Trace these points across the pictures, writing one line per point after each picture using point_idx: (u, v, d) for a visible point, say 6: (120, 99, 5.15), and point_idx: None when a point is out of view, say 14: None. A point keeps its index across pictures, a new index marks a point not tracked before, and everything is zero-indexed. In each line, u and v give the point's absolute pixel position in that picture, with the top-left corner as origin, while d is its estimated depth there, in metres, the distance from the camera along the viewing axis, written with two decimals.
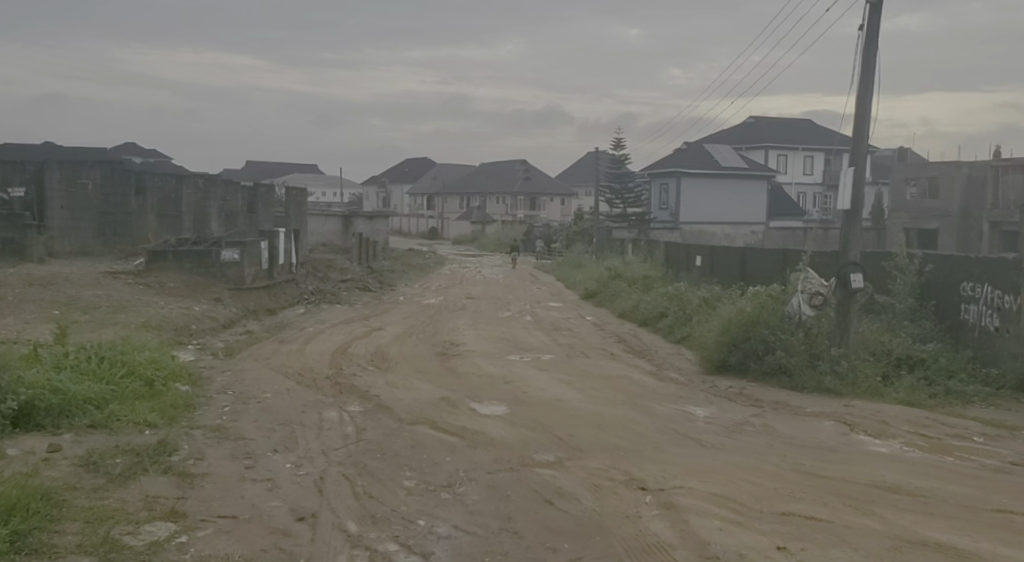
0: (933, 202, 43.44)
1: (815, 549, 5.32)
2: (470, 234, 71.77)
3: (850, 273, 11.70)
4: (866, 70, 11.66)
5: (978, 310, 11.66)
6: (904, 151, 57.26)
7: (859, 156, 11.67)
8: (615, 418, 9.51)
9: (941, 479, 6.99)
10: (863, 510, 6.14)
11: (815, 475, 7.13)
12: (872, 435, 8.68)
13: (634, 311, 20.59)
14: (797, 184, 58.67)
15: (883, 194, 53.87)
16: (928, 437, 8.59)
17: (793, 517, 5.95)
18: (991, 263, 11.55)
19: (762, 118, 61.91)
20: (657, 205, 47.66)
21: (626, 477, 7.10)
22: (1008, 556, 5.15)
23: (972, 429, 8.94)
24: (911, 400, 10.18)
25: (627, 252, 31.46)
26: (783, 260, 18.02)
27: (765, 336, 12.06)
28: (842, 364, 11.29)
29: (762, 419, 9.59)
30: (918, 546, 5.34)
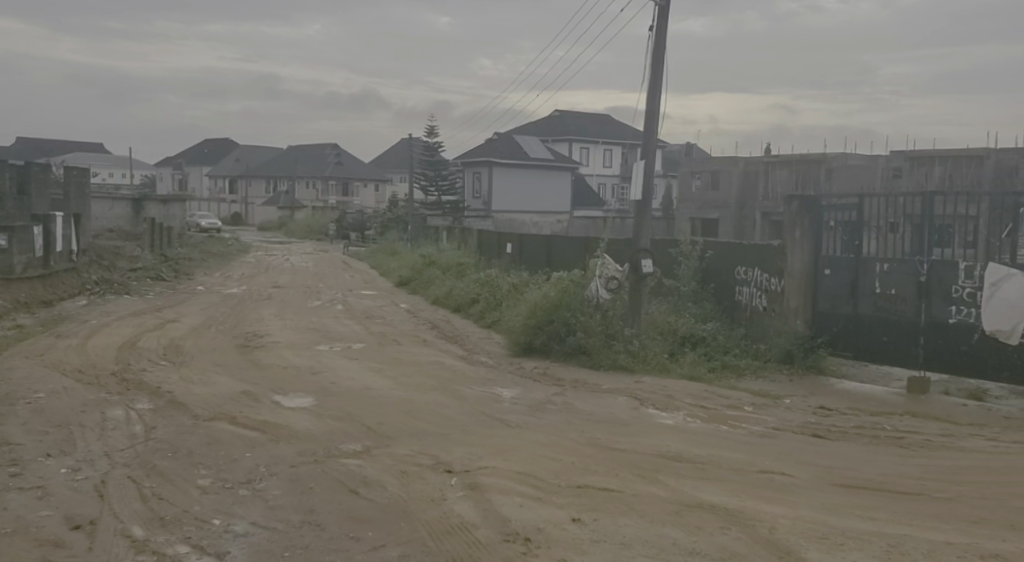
0: (715, 194, 47.26)
1: (606, 518, 5.67)
2: (277, 220, 69.17)
3: (640, 259, 12.45)
4: (655, 68, 12.43)
5: (750, 291, 12.87)
6: (692, 145, 61.75)
7: (650, 149, 12.39)
8: (424, 403, 9.58)
9: (718, 446, 7.66)
10: (651, 479, 6.60)
11: (608, 448, 7.59)
12: (660, 409, 9.35)
13: (446, 298, 20.75)
14: (598, 176, 61.80)
15: (674, 185, 57.90)
16: (707, 408, 9.38)
17: (587, 490, 6.29)
18: (760, 249, 12.77)
19: (567, 112, 64.44)
20: (470, 194, 48.25)
21: (433, 461, 7.17)
22: (769, 511, 5.75)
23: (744, 399, 9.88)
24: (693, 374, 11.07)
25: (441, 239, 31.67)
26: (585, 246, 18.91)
27: (567, 319, 12.59)
28: (634, 343, 12.01)
29: (563, 398, 10.05)
30: (695, 509, 5.82)
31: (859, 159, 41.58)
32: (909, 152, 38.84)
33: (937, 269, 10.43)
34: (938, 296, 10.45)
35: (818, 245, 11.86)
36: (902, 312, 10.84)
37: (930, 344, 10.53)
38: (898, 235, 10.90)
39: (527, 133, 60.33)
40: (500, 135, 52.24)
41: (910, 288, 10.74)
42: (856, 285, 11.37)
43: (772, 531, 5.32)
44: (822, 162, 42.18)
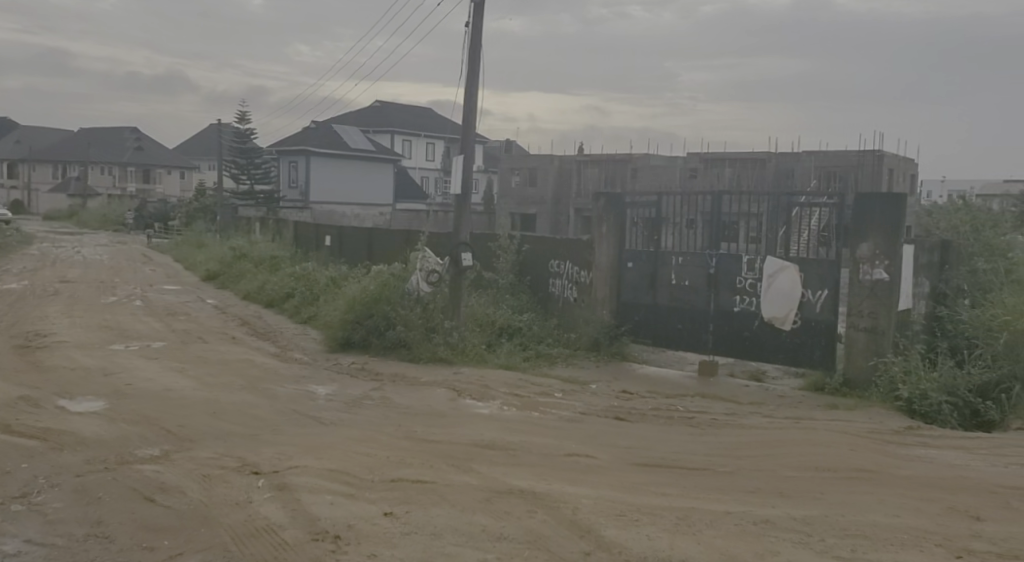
0: (533, 190, 48.21)
1: (417, 510, 5.67)
2: (67, 208, 63.31)
3: (460, 252, 12.55)
4: (472, 63, 12.57)
5: (562, 283, 13.38)
6: (511, 141, 62.98)
7: (468, 143, 12.50)
8: (231, 403, 9.14)
9: (530, 432, 7.89)
10: (464, 468, 6.69)
11: (423, 440, 7.60)
12: (475, 399, 9.49)
13: (259, 292, 19.87)
14: (420, 169, 61.66)
15: (494, 180, 58.83)
16: (521, 396, 9.63)
17: (400, 483, 6.28)
18: (572, 243, 13.29)
19: (388, 104, 63.71)
20: (286, 183, 46.51)
21: (239, 463, 6.87)
22: (574, 493, 5.99)
23: (555, 386, 10.24)
24: (508, 364, 11.34)
25: (255, 231, 30.28)
26: (405, 239, 18.83)
27: (386, 312, 12.48)
28: (453, 335, 12.10)
29: (379, 392, 9.95)
30: (505, 495, 5.96)
31: (661, 160, 44.24)
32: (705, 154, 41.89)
33: (725, 262, 11.32)
34: (726, 287, 11.35)
35: (624, 240, 12.50)
36: (696, 301, 11.67)
37: (719, 331, 11.42)
38: (694, 231, 11.71)
39: (346, 123, 59.05)
40: (317, 125, 50.75)
41: (702, 280, 11.58)
42: (655, 277, 12.09)
43: (575, 512, 5.55)
44: (629, 162, 44.45)
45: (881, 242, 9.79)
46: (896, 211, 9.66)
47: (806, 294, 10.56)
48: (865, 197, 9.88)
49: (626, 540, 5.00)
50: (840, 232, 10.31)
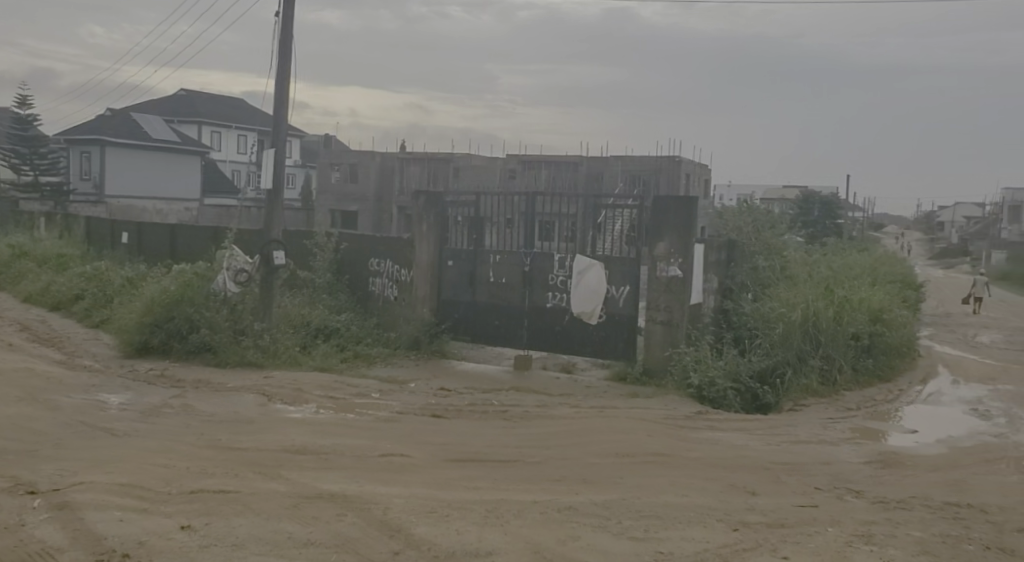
0: (353, 186, 47.29)
1: (218, 522, 5.42)
2: None
3: (271, 251, 12.08)
4: (283, 54, 12.14)
5: (381, 282, 13.25)
6: (330, 136, 61.39)
7: (280, 137, 12.07)
8: (6, 418, 8.28)
9: (342, 435, 7.75)
10: (271, 475, 6.47)
11: (228, 448, 7.27)
12: (287, 403, 9.20)
13: (43, 294, 18.11)
14: (231, 162, 58.83)
15: (311, 176, 57.23)
16: (336, 398, 9.45)
17: (200, 494, 5.97)
18: (391, 241, 13.20)
19: (194, 92, 60.21)
20: (77, 175, 42.71)
21: (13, 483, 6.24)
22: (386, 493, 5.96)
23: (371, 386, 10.13)
24: (324, 365, 11.08)
25: (41, 225, 27.56)
26: (213, 236, 17.88)
27: (189, 314, 11.77)
28: (265, 338, 11.64)
29: (181, 399, 9.40)
30: (314, 500, 5.82)
31: (482, 159, 44.81)
32: (523, 155, 43.06)
33: (539, 260, 11.69)
34: (539, 284, 11.73)
35: (443, 238, 12.55)
36: (511, 299, 11.96)
37: (534, 327, 11.77)
38: (513, 230, 11.97)
39: (147, 112, 55.19)
40: (113, 112, 47.01)
41: (517, 278, 11.89)
42: (473, 275, 12.25)
43: (384, 512, 5.53)
44: (450, 161, 44.78)
45: (676, 242, 10.50)
46: (690, 213, 10.39)
47: (611, 290, 11.13)
48: (662, 200, 10.54)
49: (434, 536, 5.05)
50: (642, 232, 10.93)
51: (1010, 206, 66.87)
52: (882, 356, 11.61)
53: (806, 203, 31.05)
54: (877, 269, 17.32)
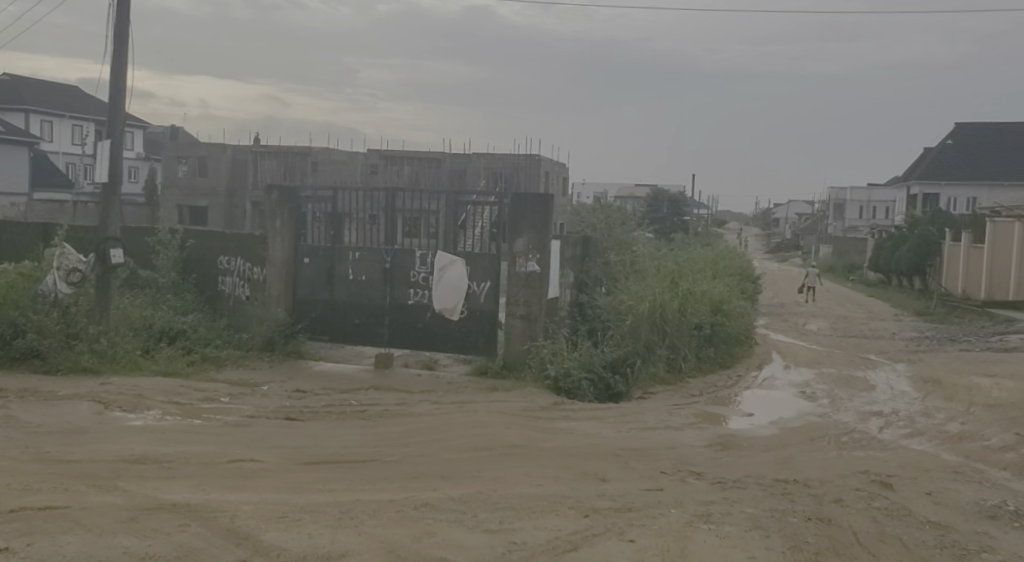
0: (202, 180, 45.13)
1: (44, 541, 5.03)
2: None
3: (108, 248, 11.30)
4: (119, 38, 11.39)
5: (232, 281, 12.72)
6: (176, 128, 58.30)
7: (116, 127, 11.32)
8: None
9: (187, 442, 7.39)
10: (106, 487, 6.08)
11: (57, 461, 6.77)
12: (126, 410, 8.66)
13: None
14: (64, 154, 54.69)
15: (156, 169, 54.09)
16: (181, 404, 9.00)
17: (24, 512, 5.52)
18: (241, 238, 12.69)
19: (20, 78, 55.51)
20: None
21: None
22: (233, 500, 5.74)
23: (220, 390, 9.71)
24: (169, 370, 10.51)
25: None
26: (41, 234, 16.55)
27: (13, 317, 10.80)
28: (101, 342, 10.87)
29: (4, 411, 8.64)
30: (154, 511, 5.52)
31: (341, 154, 43.78)
32: (381, 150, 42.55)
33: (399, 257, 11.60)
34: (399, 281, 11.62)
35: (297, 234, 12.19)
36: (370, 296, 11.78)
37: (394, 324, 11.66)
38: (375, 227, 11.77)
39: None
40: None
41: (377, 275, 11.73)
42: (330, 273, 11.97)
43: (231, 519, 5.33)
44: (307, 155, 43.47)
45: (534, 238, 10.70)
46: (547, 209, 10.62)
47: (472, 286, 11.20)
48: (520, 197, 10.71)
49: (284, 542, 4.91)
50: (502, 229, 11.05)
51: (836, 204, 72.57)
52: (722, 344, 12.30)
53: (655, 202, 32.50)
54: (719, 263, 18.35)
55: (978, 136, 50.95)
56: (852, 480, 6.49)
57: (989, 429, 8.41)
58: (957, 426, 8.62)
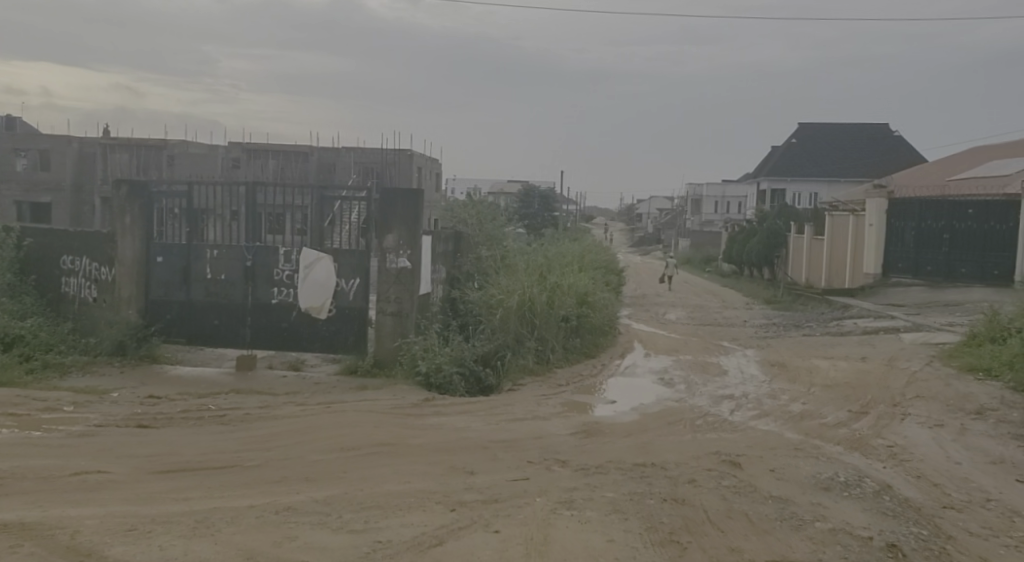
0: (44, 174, 42.00)
1: None
2: None
3: None
4: None
5: (78, 282, 11.92)
6: (13, 119, 53.97)
7: None
8: None
9: (24, 456, 6.88)
10: None
11: None
12: None
13: None
14: None
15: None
16: (18, 415, 8.35)
17: None
18: (87, 236, 11.90)
19: None
20: None
21: None
22: (77, 515, 5.39)
23: (64, 399, 9.08)
24: (5, 379, 9.72)
25: None
26: None
27: None
28: None
29: None
30: None
31: (199, 147, 41.87)
32: (242, 144, 40.94)
33: (261, 254, 11.20)
34: (263, 280, 11.23)
35: (150, 232, 11.55)
36: (231, 296, 11.33)
37: (257, 325, 11.27)
38: (236, 223, 11.32)
39: None
40: None
41: (239, 274, 11.29)
42: (188, 272, 11.43)
43: (73, 537, 5.00)
44: (162, 148, 41.15)
45: (404, 233, 10.62)
46: (416, 204, 10.59)
47: (340, 283, 10.99)
48: (389, 191, 10.62)
49: (132, 557, 4.66)
50: (371, 225, 10.89)
51: (693, 199, 75.87)
52: (588, 335, 12.64)
53: (526, 198, 32.90)
54: (585, 256, 18.82)
55: (819, 135, 54.56)
56: (704, 460, 6.83)
57: (827, 408, 9.06)
58: (799, 406, 9.23)
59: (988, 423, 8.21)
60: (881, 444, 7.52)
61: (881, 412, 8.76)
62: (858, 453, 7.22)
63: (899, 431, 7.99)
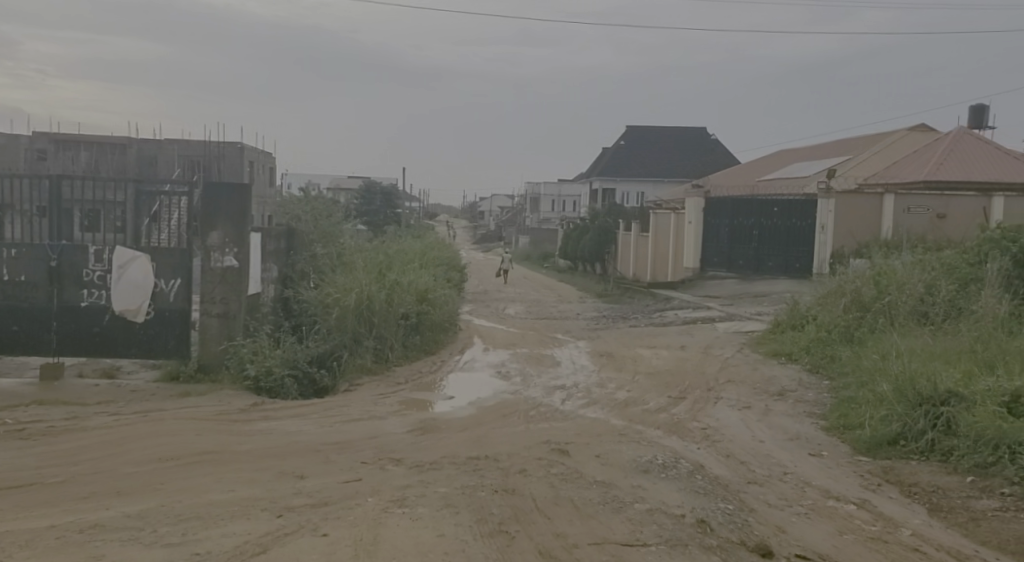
0: None
1: None
2: None
3: None
4: None
5: None
6: None
7: None
8: None
9: None
10: None
11: None
12: None
13: None
14: None
15: None
16: None
17: None
18: None
19: None
20: None
21: None
22: None
23: None
24: None
25: None
26: None
27: None
28: None
29: None
30: None
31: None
32: (52, 134, 37.68)
33: (69, 252, 10.31)
34: (69, 281, 10.36)
35: None
36: (34, 298, 10.37)
37: (64, 330, 10.39)
38: (39, 219, 10.36)
39: None
40: None
41: (41, 275, 10.33)
42: None
43: None
44: None
45: (230, 231, 10.20)
46: (242, 200, 10.19)
47: (159, 284, 10.39)
48: (214, 187, 10.16)
49: None
50: (194, 222, 10.36)
51: (531, 198, 77.50)
52: (427, 332, 12.63)
53: (366, 194, 32.36)
54: (424, 253, 18.77)
55: (646, 138, 57.18)
56: (534, 450, 7.02)
57: (650, 394, 9.57)
58: (625, 394, 9.67)
59: (788, 403, 8.96)
60: (696, 427, 8.03)
61: (697, 396, 9.35)
62: (675, 436, 7.67)
63: (712, 414, 8.56)
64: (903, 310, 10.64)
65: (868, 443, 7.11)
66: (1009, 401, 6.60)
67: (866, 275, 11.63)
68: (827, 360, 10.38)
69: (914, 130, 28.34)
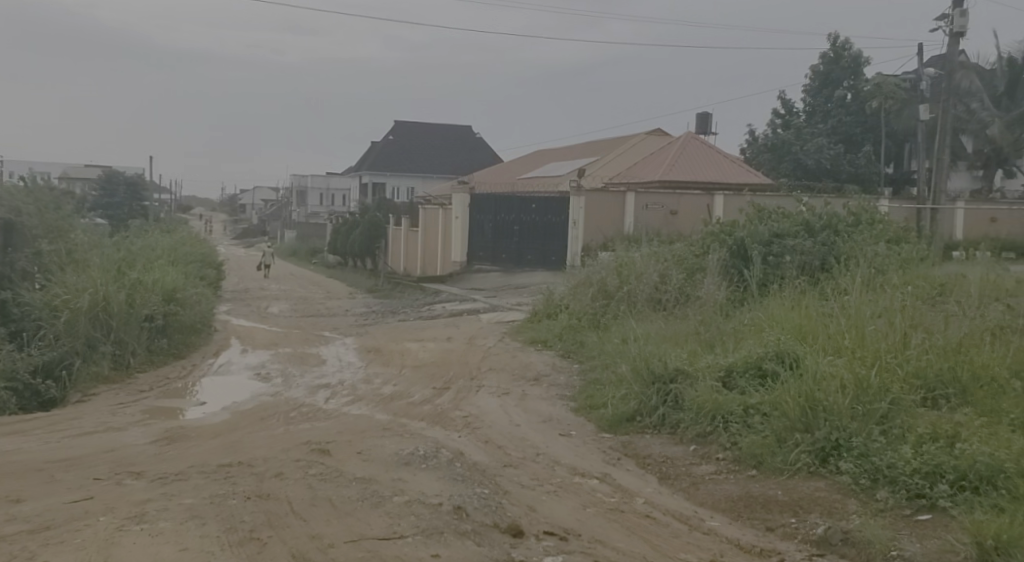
0: None
1: None
2: None
3: None
4: None
5: None
6: None
7: None
8: None
9: None
10: None
11: None
12: None
13: None
14: None
15: None
16: None
17: None
18: None
19: None
20: None
21: None
22: None
23: None
24: None
25: None
26: None
27: None
28: None
29: None
30: None
31: None
32: None
33: None
34: None
35: None
36: None
37: None
38: None
39: None
40: None
41: None
42: None
43: None
44: None
45: None
46: None
47: None
48: None
49: None
50: None
51: (297, 191, 74.84)
52: (177, 335, 11.79)
53: (108, 186, 29.57)
54: (177, 249, 17.53)
55: (413, 132, 57.25)
56: (293, 452, 6.82)
57: (414, 387, 9.64)
58: (389, 388, 9.67)
59: (543, 387, 9.43)
60: (458, 416, 8.21)
61: (460, 386, 9.56)
62: (437, 427, 7.79)
63: (474, 402, 8.81)
64: (641, 296, 11.60)
65: (610, 421, 7.67)
66: (724, 375, 7.41)
67: (611, 265, 12.57)
68: (577, 345, 11.06)
69: (653, 133, 30.86)
